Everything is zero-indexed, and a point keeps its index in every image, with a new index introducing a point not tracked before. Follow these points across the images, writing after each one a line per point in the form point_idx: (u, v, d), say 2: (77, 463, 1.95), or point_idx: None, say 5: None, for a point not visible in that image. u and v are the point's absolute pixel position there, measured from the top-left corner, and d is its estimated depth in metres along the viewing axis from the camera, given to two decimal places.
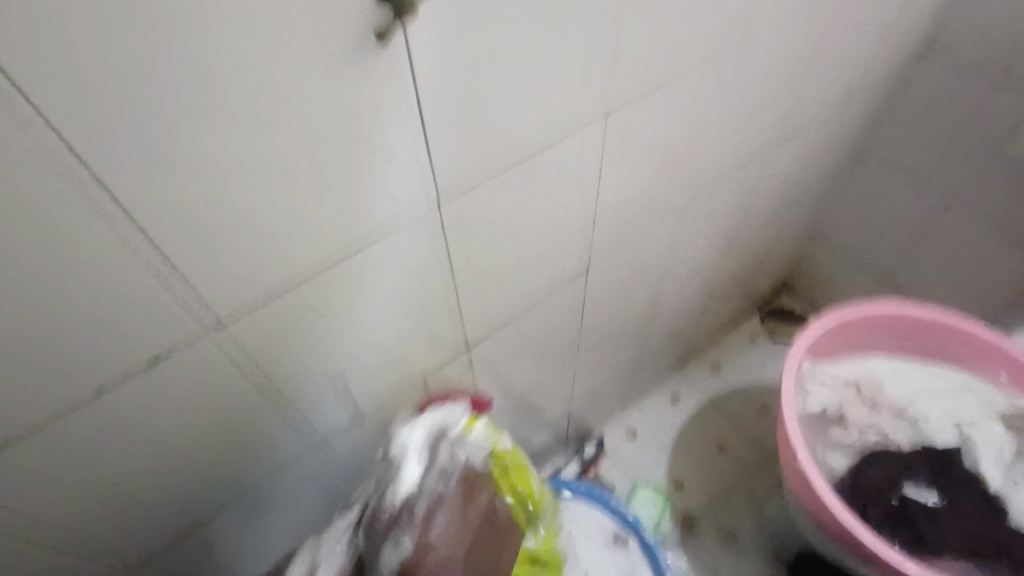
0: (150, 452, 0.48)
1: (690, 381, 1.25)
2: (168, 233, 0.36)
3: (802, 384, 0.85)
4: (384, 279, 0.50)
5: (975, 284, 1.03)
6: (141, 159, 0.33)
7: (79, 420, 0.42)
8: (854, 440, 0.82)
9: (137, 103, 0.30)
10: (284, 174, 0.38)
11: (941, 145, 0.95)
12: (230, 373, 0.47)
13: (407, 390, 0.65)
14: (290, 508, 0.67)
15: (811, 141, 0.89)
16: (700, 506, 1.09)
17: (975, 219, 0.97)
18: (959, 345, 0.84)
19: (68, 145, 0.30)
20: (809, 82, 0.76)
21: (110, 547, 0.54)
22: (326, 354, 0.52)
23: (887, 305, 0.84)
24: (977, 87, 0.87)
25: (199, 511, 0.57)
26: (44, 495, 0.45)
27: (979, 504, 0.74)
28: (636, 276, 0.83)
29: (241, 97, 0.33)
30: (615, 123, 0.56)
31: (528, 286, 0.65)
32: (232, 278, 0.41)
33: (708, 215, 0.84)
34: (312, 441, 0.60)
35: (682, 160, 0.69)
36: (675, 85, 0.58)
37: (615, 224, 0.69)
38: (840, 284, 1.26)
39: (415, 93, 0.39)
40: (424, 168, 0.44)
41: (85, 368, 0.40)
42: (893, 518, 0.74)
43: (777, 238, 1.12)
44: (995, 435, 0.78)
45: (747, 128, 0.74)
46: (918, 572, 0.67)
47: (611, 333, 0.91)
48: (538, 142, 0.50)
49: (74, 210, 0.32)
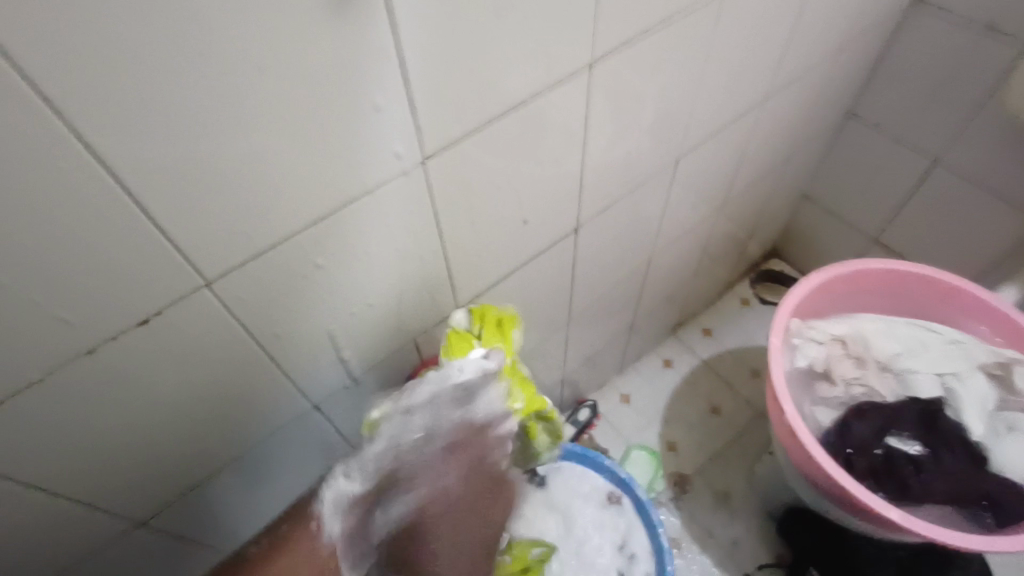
0: (149, 414, 0.49)
1: (683, 345, 1.27)
2: (152, 190, 0.36)
3: (791, 341, 0.86)
4: (372, 238, 0.50)
5: (963, 241, 1.04)
6: (122, 117, 0.32)
7: (75, 382, 0.43)
8: (839, 394, 0.83)
9: (111, 54, 0.30)
10: (268, 130, 0.38)
11: (928, 105, 0.95)
12: (224, 334, 0.48)
13: (401, 353, 0.65)
14: (289, 470, 0.68)
15: (798, 102, 0.89)
16: (693, 466, 1.12)
17: (962, 177, 0.97)
18: (949, 301, 0.87)
19: (42, 98, 0.30)
20: (797, 40, 0.75)
21: (113, 509, 0.55)
22: (318, 315, 0.53)
23: (879, 263, 0.86)
24: (963, 46, 0.86)
25: (200, 472, 0.58)
26: (45, 457, 0.46)
27: (962, 453, 0.75)
28: (626, 237, 0.83)
29: (218, 56, 0.33)
30: (600, 79, 0.55)
31: (518, 247, 0.66)
32: (219, 239, 0.41)
33: (697, 177, 0.85)
34: (308, 403, 0.61)
35: (669, 119, 0.68)
36: (660, 42, 0.57)
37: (604, 184, 0.69)
38: (830, 246, 1.27)
39: (398, 47, 0.39)
40: (409, 124, 0.44)
41: (78, 329, 0.40)
42: (879, 468, 0.76)
43: (766, 201, 1.12)
44: (979, 389, 0.80)
45: (735, 88, 0.73)
46: (901, 517, 0.69)
47: (603, 296, 0.92)
48: (521, 99, 0.50)
49: (59, 170, 0.32)
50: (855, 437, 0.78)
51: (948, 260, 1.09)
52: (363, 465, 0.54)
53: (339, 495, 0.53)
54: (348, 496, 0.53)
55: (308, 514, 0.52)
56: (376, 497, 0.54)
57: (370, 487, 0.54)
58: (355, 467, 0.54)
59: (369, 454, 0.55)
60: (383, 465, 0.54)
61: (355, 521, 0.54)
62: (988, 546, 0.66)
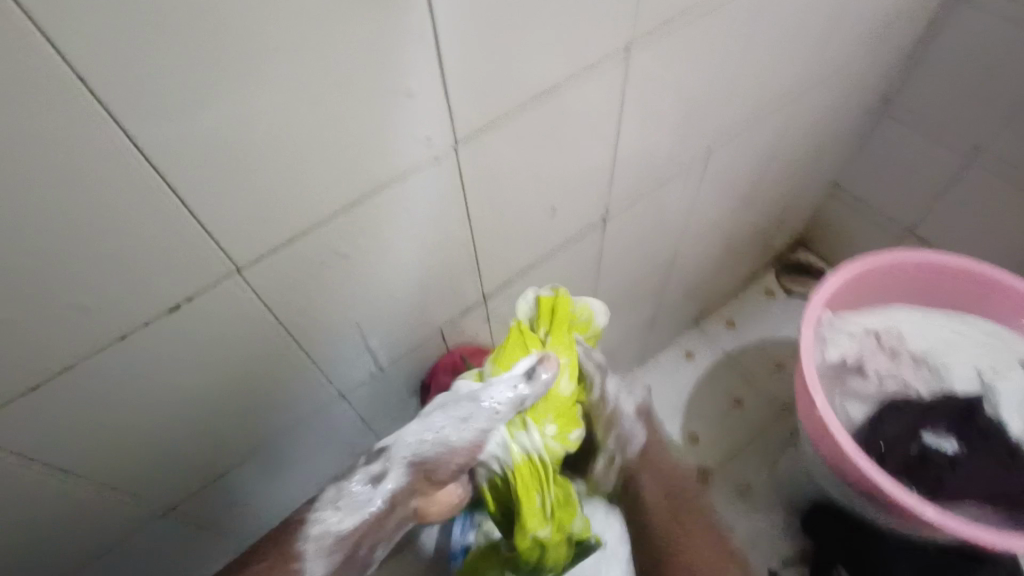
0: (178, 400, 0.49)
1: (705, 337, 1.25)
2: (185, 175, 0.35)
3: (822, 333, 0.84)
4: (400, 225, 0.49)
5: (1001, 233, 1.01)
6: (157, 100, 0.32)
7: (106, 368, 0.43)
8: (873, 389, 0.82)
9: (147, 31, 0.29)
10: (301, 115, 0.37)
11: (972, 91, 0.91)
12: (252, 322, 0.47)
13: (426, 342, 0.64)
14: (312, 458, 0.68)
15: (836, 87, 0.86)
16: (714, 459, 1.10)
17: (1003, 166, 0.94)
18: (989, 294, 0.84)
19: (75, 76, 0.29)
20: (840, 22, 0.72)
21: (142, 493, 0.55)
22: (345, 304, 0.52)
23: (915, 254, 0.83)
24: (1011, 30, 0.83)
25: (226, 459, 0.59)
26: (77, 441, 0.46)
27: (1000, 451, 0.73)
28: (654, 227, 0.81)
29: (251, 37, 0.32)
30: (637, 63, 0.53)
31: (546, 236, 0.65)
32: (249, 226, 0.40)
33: (729, 165, 0.82)
34: (333, 392, 0.61)
35: (704, 105, 0.66)
36: (700, 23, 0.55)
37: (635, 172, 0.67)
38: (860, 237, 1.24)
39: (435, 27, 0.38)
40: (442, 108, 0.43)
41: (110, 316, 0.40)
42: (913, 465, 0.74)
43: (796, 191, 1.09)
44: (1019, 383, 0.77)
45: (774, 72, 0.71)
46: (936, 516, 0.67)
47: (628, 286, 0.91)
48: (555, 83, 0.49)
49: (93, 154, 0.32)
50: (887, 432, 0.77)
51: (985, 252, 1.05)
52: (353, 502, 0.52)
53: (323, 533, 0.51)
54: (335, 534, 0.51)
55: (293, 552, 0.51)
56: (364, 534, 0.53)
57: (358, 525, 0.52)
58: (345, 502, 0.52)
59: (360, 489, 0.52)
60: (375, 504, 0.52)
61: (342, 556, 0.53)
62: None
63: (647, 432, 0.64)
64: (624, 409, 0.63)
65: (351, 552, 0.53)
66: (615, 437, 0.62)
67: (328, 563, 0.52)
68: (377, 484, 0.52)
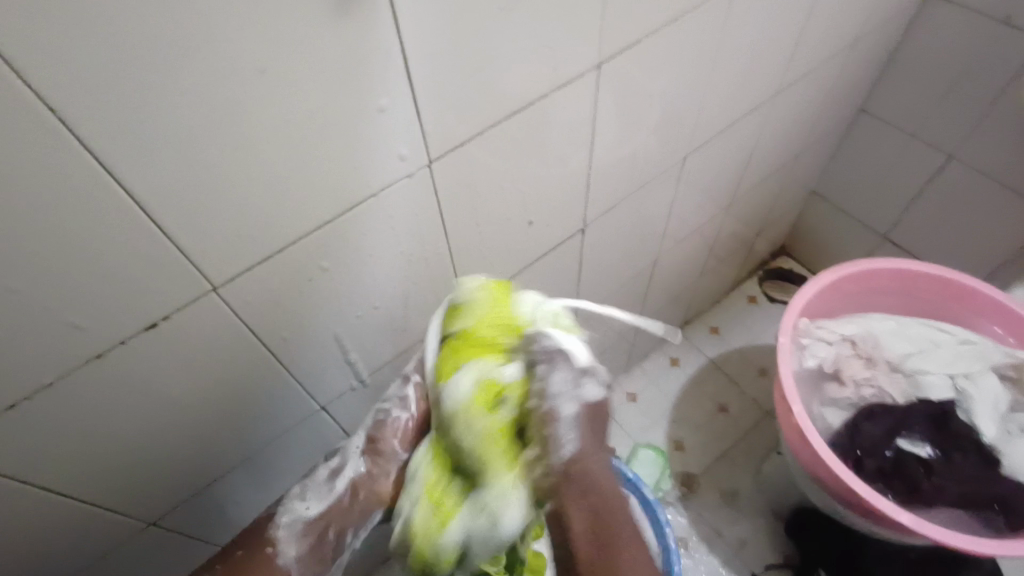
0: (157, 416, 0.49)
1: (689, 343, 1.26)
2: (158, 197, 0.36)
3: (800, 341, 0.86)
4: (376, 240, 0.50)
5: (975, 239, 1.03)
6: (128, 124, 0.32)
7: (84, 387, 0.43)
8: (850, 395, 0.82)
9: (117, 61, 0.30)
10: (272, 135, 0.38)
11: (942, 99, 0.93)
12: (230, 338, 0.48)
13: (407, 354, 0.65)
14: (294, 471, 0.68)
15: (809, 98, 0.88)
16: (700, 465, 1.11)
17: (975, 173, 0.96)
18: (960, 301, 0.86)
19: (47, 106, 0.30)
20: (808, 36, 0.74)
21: (123, 510, 0.55)
22: (324, 318, 0.53)
23: (889, 261, 0.86)
24: (978, 40, 0.85)
25: (208, 474, 0.59)
26: (53, 460, 0.46)
27: (974, 458, 0.75)
28: (632, 238, 0.83)
29: (223, 62, 0.33)
30: (607, 79, 0.55)
31: (524, 248, 0.66)
32: (223, 246, 0.41)
33: (705, 175, 0.84)
34: (314, 405, 0.62)
35: (677, 116, 0.68)
36: (667, 41, 0.57)
37: (611, 184, 0.69)
38: (839, 243, 1.26)
39: (401, 48, 0.39)
40: (413, 126, 0.44)
41: (87, 336, 0.40)
42: (888, 471, 0.76)
43: (775, 199, 1.11)
44: (993, 389, 0.79)
45: (743, 87, 0.73)
46: (911, 520, 0.68)
47: (610, 296, 0.92)
48: (527, 99, 0.50)
49: (67, 179, 0.33)
50: (866, 438, 0.77)
51: (959, 257, 1.07)
52: (317, 490, 0.56)
53: (293, 518, 0.55)
54: (303, 519, 0.55)
55: (265, 539, 0.54)
56: (331, 521, 0.56)
57: (324, 511, 0.55)
58: (311, 493, 0.56)
59: (323, 479, 0.56)
60: (337, 492, 0.56)
61: (312, 542, 0.55)
62: (998, 550, 0.65)
63: (594, 427, 0.47)
64: (563, 409, 0.45)
65: (321, 536, 0.55)
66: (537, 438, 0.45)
67: (301, 546, 0.54)
68: (336, 476, 0.56)
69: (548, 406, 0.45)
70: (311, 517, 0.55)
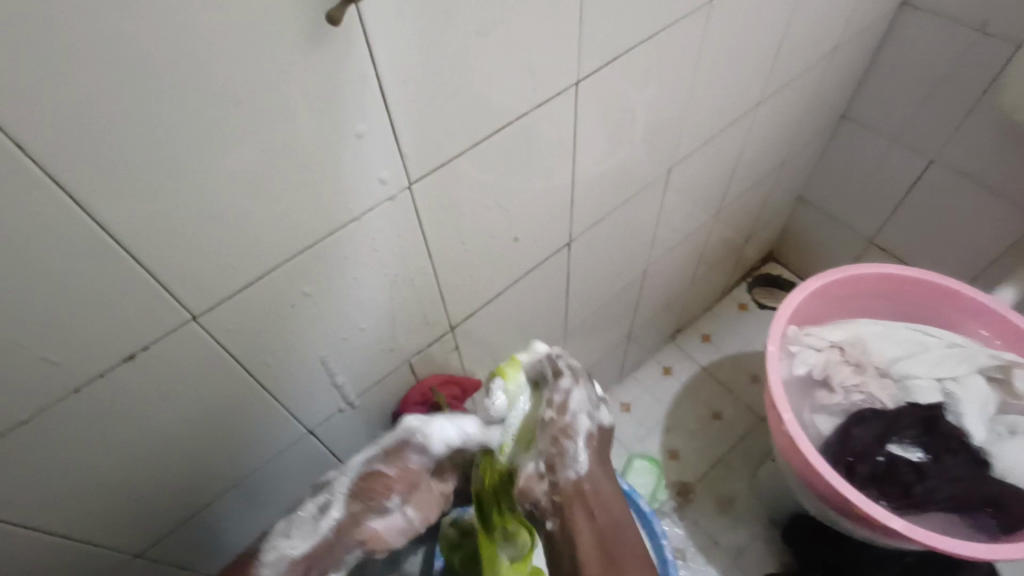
0: (139, 447, 0.49)
1: (682, 352, 1.26)
2: (133, 230, 0.36)
3: (789, 348, 0.87)
4: (358, 263, 0.50)
5: (958, 243, 1.04)
6: (97, 158, 0.32)
7: (62, 421, 0.42)
8: (840, 401, 0.82)
9: (83, 95, 0.30)
10: (248, 163, 0.37)
11: (921, 103, 0.94)
12: (212, 366, 0.47)
13: (395, 374, 0.65)
14: (283, 497, 0.68)
15: (791, 107, 0.89)
16: (696, 474, 1.11)
17: (956, 177, 0.97)
18: (947, 303, 0.87)
19: (14, 143, 0.29)
20: (787, 45, 0.75)
21: (106, 544, 0.54)
22: (309, 343, 0.52)
23: (875, 266, 0.87)
24: (955, 46, 0.86)
25: (194, 503, 0.58)
26: (31, 496, 0.45)
27: (965, 459, 0.75)
28: (620, 249, 0.83)
29: (192, 94, 0.33)
30: (588, 96, 0.56)
31: (511, 264, 0.66)
32: (201, 276, 0.41)
33: (692, 185, 0.84)
34: (302, 429, 0.61)
35: (661, 129, 0.68)
36: (647, 56, 0.57)
37: (596, 198, 0.69)
38: (827, 247, 1.27)
39: (377, 74, 0.39)
40: (391, 148, 0.44)
41: (64, 369, 0.40)
42: (880, 476, 0.75)
43: (762, 206, 1.12)
44: (980, 390, 0.80)
45: (725, 98, 0.73)
46: (903, 526, 0.68)
47: (600, 307, 0.92)
48: (508, 118, 0.50)
49: (35, 214, 0.32)
50: (856, 444, 0.77)
51: (945, 260, 1.08)
52: (303, 528, 0.55)
53: (279, 556, 0.54)
54: (290, 556, 0.55)
55: None
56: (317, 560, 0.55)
57: (308, 550, 0.55)
58: (295, 531, 0.55)
59: (310, 516, 0.56)
60: (323, 531, 0.55)
61: None
62: (990, 554, 0.66)
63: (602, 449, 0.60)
64: (580, 423, 0.57)
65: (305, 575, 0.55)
66: (558, 450, 0.56)
67: None
68: (321, 516, 0.56)
69: (569, 420, 0.57)
70: (296, 557, 0.55)
